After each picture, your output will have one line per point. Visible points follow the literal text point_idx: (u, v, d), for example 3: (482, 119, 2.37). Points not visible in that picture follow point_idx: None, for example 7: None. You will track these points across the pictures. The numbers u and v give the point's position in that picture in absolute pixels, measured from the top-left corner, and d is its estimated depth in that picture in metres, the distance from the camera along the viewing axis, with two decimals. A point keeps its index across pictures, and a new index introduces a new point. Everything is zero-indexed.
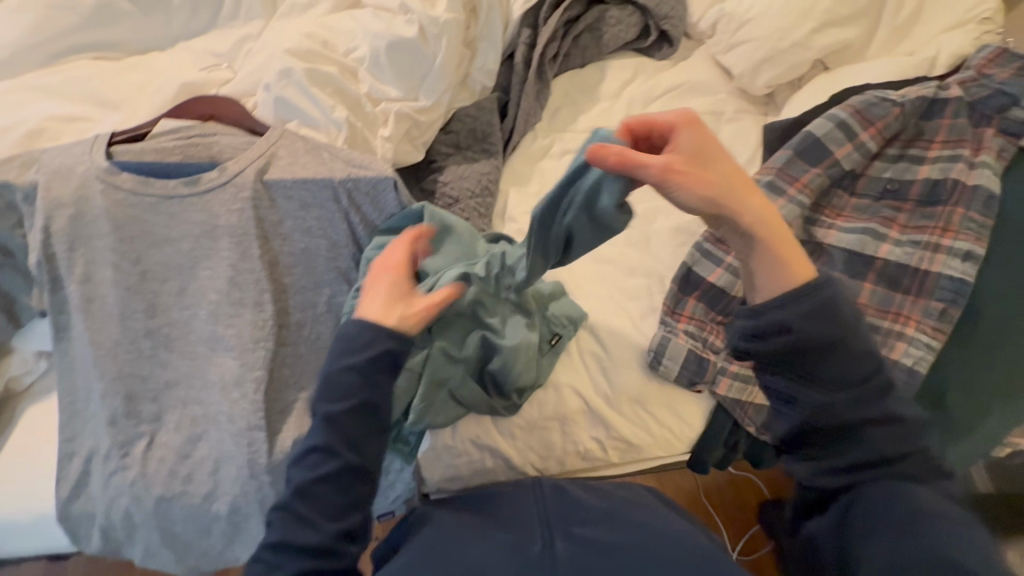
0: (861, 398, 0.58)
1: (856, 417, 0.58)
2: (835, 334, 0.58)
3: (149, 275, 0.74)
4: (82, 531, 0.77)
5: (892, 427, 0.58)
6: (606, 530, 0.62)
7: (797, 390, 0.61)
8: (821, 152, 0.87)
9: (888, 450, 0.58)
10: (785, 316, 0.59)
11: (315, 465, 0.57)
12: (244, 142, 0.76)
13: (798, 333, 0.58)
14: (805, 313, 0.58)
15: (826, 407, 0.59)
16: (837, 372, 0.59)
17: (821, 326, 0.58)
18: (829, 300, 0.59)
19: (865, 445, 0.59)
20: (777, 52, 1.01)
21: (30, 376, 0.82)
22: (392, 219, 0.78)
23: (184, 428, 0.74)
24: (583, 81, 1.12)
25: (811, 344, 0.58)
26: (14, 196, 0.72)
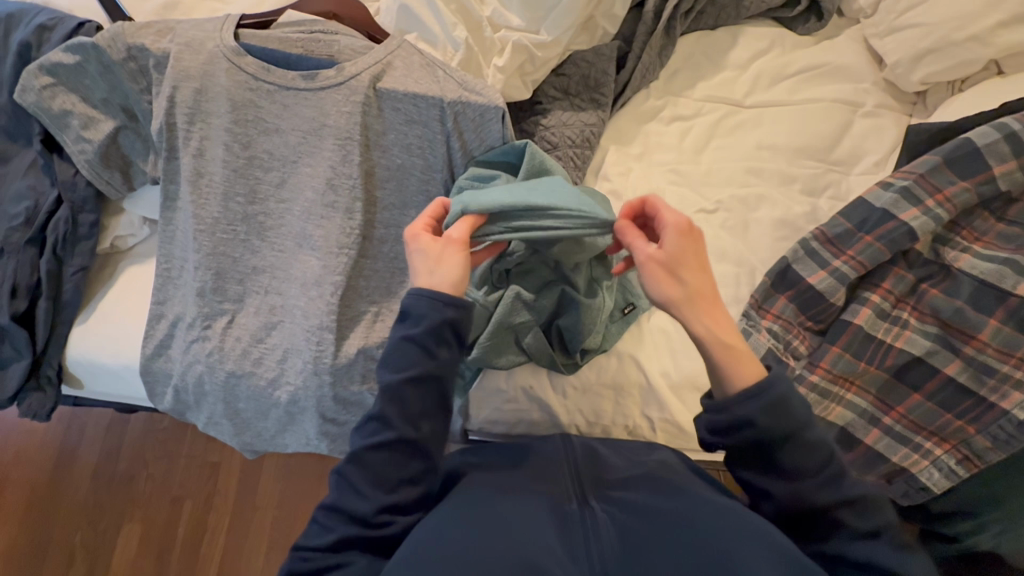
0: (822, 485, 0.55)
1: (823, 501, 0.55)
2: (789, 431, 0.55)
3: (255, 161, 0.76)
4: (158, 388, 0.83)
5: (856, 506, 0.55)
6: (644, 492, 0.60)
7: (767, 484, 0.57)
8: (975, 163, 0.76)
9: (860, 526, 0.55)
10: (747, 412, 0.55)
11: (376, 431, 0.58)
12: (363, 45, 0.76)
13: (759, 431, 0.55)
14: (762, 410, 0.55)
15: (794, 498, 0.56)
16: (794, 465, 0.55)
17: (778, 424, 0.55)
18: (784, 399, 0.55)
19: (838, 526, 0.55)
20: (947, 43, 0.88)
21: (133, 239, 0.87)
22: (492, 152, 0.76)
23: (263, 314, 0.77)
24: (712, 45, 1.03)
25: (767, 441, 0.55)
26: (146, 61, 0.75)
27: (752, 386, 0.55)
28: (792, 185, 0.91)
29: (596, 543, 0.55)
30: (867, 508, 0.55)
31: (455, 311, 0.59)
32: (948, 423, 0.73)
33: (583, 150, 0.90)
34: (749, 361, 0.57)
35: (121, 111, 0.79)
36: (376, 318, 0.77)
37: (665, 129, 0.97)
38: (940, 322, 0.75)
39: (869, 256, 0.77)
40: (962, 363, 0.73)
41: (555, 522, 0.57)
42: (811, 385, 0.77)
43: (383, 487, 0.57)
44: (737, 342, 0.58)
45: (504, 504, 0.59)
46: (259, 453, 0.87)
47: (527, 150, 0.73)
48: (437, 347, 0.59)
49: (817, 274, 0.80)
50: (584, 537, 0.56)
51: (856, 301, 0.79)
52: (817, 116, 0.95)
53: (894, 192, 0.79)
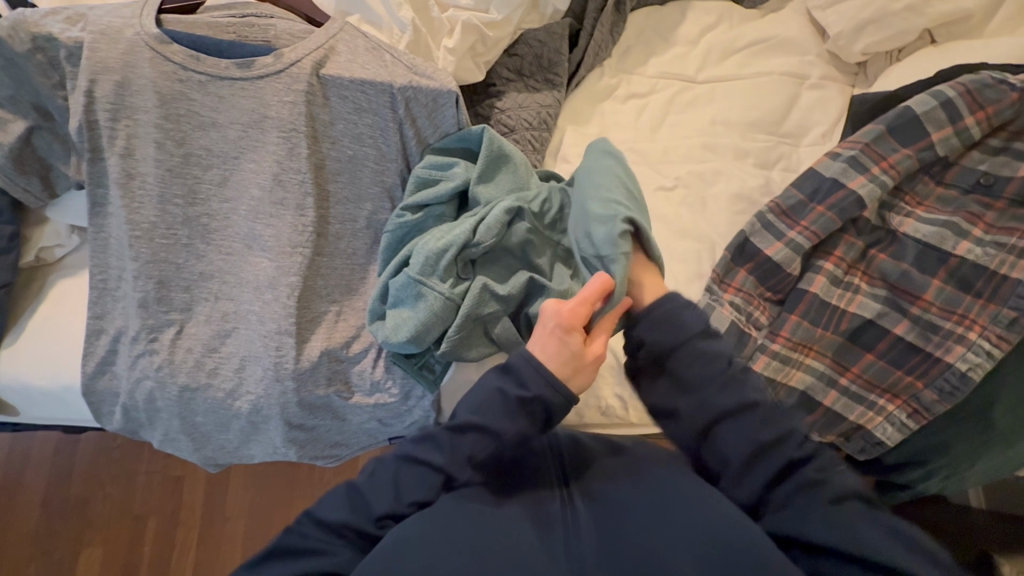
0: (720, 389, 0.56)
1: (723, 406, 0.55)
2: (682, 336, 0.57)
3: (192, 159, 0.71)
4: (106, 409, 0.78)
5: (753, 414, 0.55)
6: (634, 487, 0.55)
7: (676, 400, 0.58)
8: (916, 130, 0.79)
9: (764, 436, 0.54)
10: (643, 327, 0.59)
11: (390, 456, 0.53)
12: (301, 29, 0.71)
13: (652, 340, 0.58)
14: (656, 319, 0.59)
15: (702, 408, 0.56)
16: (690, 375, 0.57)
17: (670, 330, 0.58)
18: (673, 311, 0.59)
19: (743, 438, 0.54)
20: (885, 14, 0.91)
21: (61, 250, 0.80)
22: (447, 139, 0.74)
23: (214, 322, 0.73)
24: (661, 21, 1.03)
25: (662, 350, 0.58)
26: (57, 52, 0.67)
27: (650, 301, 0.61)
28: (746, 159, 0.93)
29: (575, 542, 0.50)
30: (767, 419, 0.55)
31: (552, 392, 0.55)
32: (899, 380, 0.77)
33: (540, 131, 0.89)
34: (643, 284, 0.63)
35: (32, 109, 0.71)
36: (339, 318, 0.74)
37: (620, 108, 0.97)
38: (888, 285, 0.79)
39: (822, 226, 0.79)
40: (910, 322, 0.77)
41: (530, 522, 0.52)
42: (773, 353, 0.79)
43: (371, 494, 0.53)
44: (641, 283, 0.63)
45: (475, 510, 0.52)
46: (223, 467, 0.83)
47: (484, 135, 0.71)
48: (518, 412, 0.55)
49: (774, 247, 0.81)
50: (564, 534, 0.51)
51: (811, 270, 0.81)
52: (766, 89, 0.96)
53: (842, 162, 0.81)
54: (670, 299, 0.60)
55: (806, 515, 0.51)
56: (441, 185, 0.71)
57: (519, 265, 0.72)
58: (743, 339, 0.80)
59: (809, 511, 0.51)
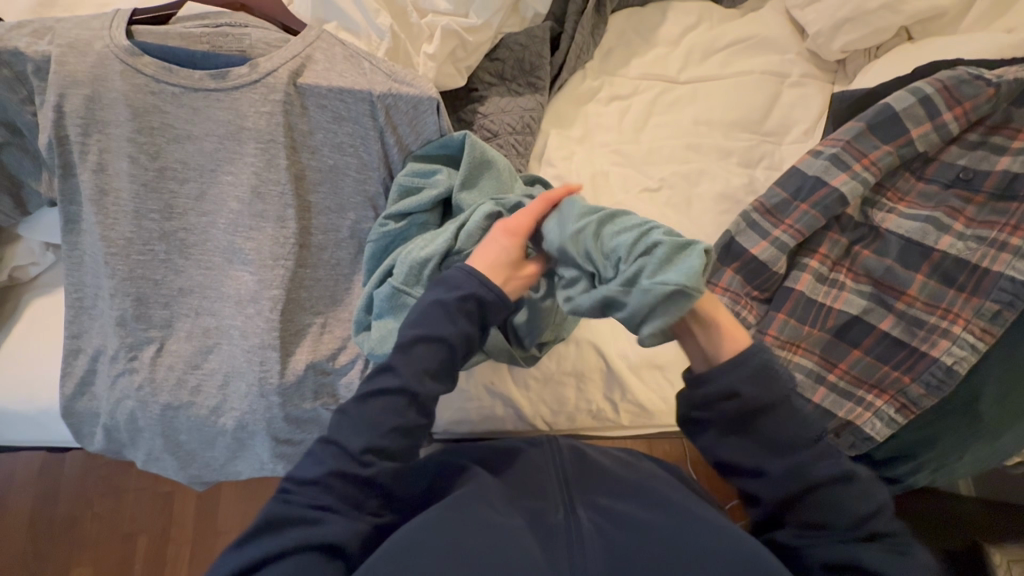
0: (814, 457, 0.50)
1: (818, 476, 0.50)
2: (776, 396, 0.51)
3: (167, 172, 0.69)
4: (86, 430, 0.76)
5: (849, 485, 0.50)
6: (636, 505, 0.57)
7: (763, 460, 0.51)
8: (895, 127, 0.80)
9: (857, 507, 0.49)
10: (732, 380, 0.51)
11: (399, 411, 0.53)
12: (277, 37, 0.70)
13: (744, 398, 0.50)
14: (748, 375, 0.50)
15: (796, 474, 0.50)
16: (782, 436, 0.51)
17: (765, 390, 0.50)
18: (768, 367, 0.51)
19: (834, 509, 0.49)
20: (861, 12, 0.91)
21: (36, 269, 0.78)
22: (429, 145, 0.73)
23: (196, 338, 0.71)
24: (641, 22, 1.03)
25: (754, 409, 0.51)
26: (24, 67, 0.66)
27: (737, 356, 0.51)
28: (730, 158, 0.93)
29: (580, 556, 0.52)
30: (860, 489, 0.50)
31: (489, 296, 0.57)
32: (887, 375, 0.77)
33: (524, 136, 0.88)
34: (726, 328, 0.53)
35: None
36: (324, 330, 0.73)
37: (604, 110, 0.96)
38: (873, 281, 0.80)
39: (806, 224, 0.80)
40: (896, 317, 0.78)
41: (535, 535, 0.54)
42: None
43: (383, 455, 0.52)
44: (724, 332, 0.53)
45: (478, 520, 0.54)
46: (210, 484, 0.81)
47: (466, 141, 0.71)
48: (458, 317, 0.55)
49: (760, 245, 0.81)
50: (570, 551, 0.52)
51: (797, 267, 0.82)
52: (748, 88, 0.97)
53: (825, 159, 0.81)
54: (764, 350, 0.52)
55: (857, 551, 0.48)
56: (424, 194, 0.70)
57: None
58: None
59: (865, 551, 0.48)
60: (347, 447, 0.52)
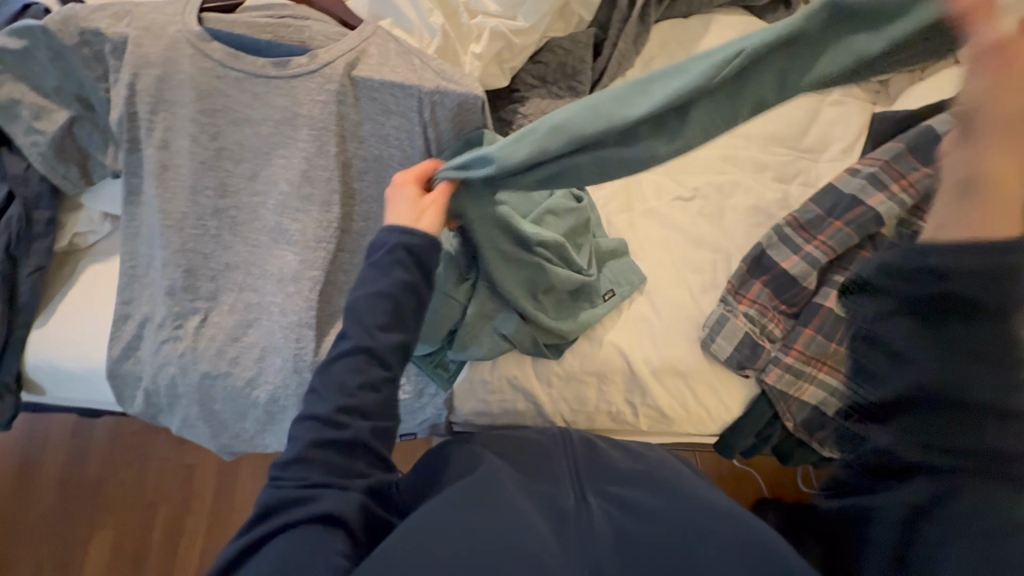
0: (998, 359, 0.41)
1: (981, 391, 0.42)
2: (954, 276, 0.41)
3: (224, 152, 0.73)
4: (128, 392, 0.80)
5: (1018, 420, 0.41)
6: (643, 493, 0.60)
7: (912, 345, 0.46)
8: (937, 149, 0.79)
9: (1007, 441, 0.42)
10: (938, 256, 0.42)
11: (361, 369, 0.56)
12: (336, 31, 0.73)
13: (943, 275, 0.42)
14: (957, 250, 0.41)
15: (948, 373, 0.43)
16: (967, 327, 0.42)
17: (978, 276, 0.40)
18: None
19: (974, 431, 0.43)
20: None
21: (94, 236, 0.83)
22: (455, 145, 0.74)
23: (238, 311, 0.75)
24: (684, 33, 1.04)
25: (942, 287, 0.42)
26: (102, 46, 0.70)
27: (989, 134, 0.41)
28: (765, 172, 0.93)
29: (590, 539, 0.53)
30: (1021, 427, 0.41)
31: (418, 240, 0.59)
32: None
33: None
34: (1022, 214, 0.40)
35: (75, 100, 0.74)
36: None
37: None
38: None
39: (840, 241, 0.79)
40: None
41: (549, 521, 0.56)
42: (786, 366, 0.80)
43: (357, 416, 0.55)
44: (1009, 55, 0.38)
45: (495, 504, 0.56)
46: (238, 454, 0.84)
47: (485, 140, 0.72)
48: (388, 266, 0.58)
49: (790, 260, 0.81)
50: (582, 537, 0.54)
51: (827, 285, 0.81)
52: (788, 104, 0.97)
53: (861, 178, 0.81)
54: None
55: (952, 493, 0.45)
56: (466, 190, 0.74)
57: (536, 276, 0.74)
58: (757, 351, 0.80)
59: (963, 495, 0.45)
60: (319, 414, 0.55)
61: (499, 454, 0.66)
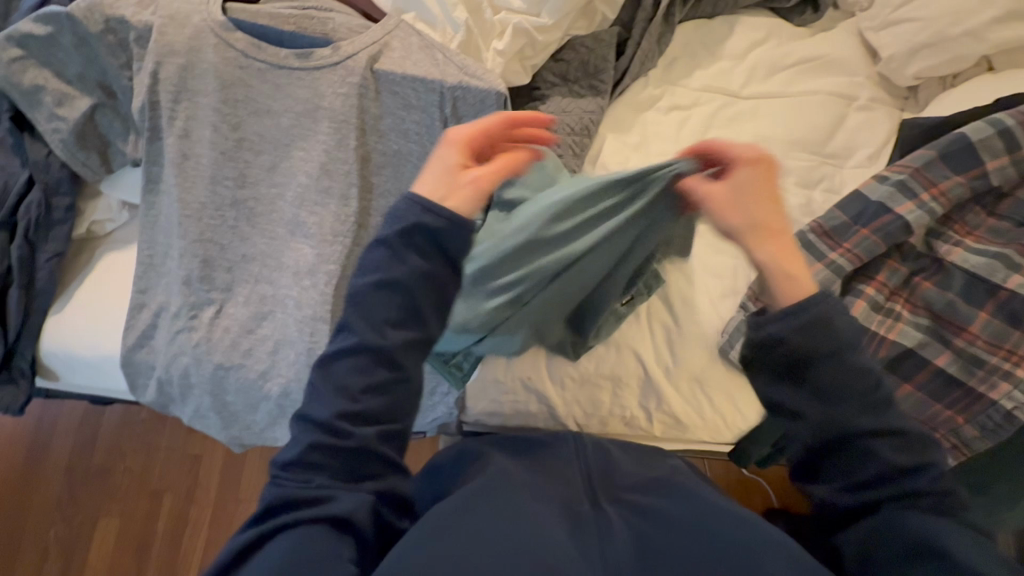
0: (869, 405, 0.50)
1: (861, 428, 0.49)
2: (831, 347, 0.50)
3: (244, 143, 0.73)
4: (140, 381, 0.79)
5: (897, 440, 0.49)
6: (658, 497, 0.59)
7: (800, 405, 0.51)
8: (971, 157, 0.77)
9: (904, 462, 0.49)
10: (782, 329, 0.51)
11: (364, 371, 0.47)
12: (359, 24, 0.73)
13: (790, 345, 0.51)
14: (801, 325, 0.51)
15: (831, 424, 0.50)
16: (837, 384, 0.50)
17: (817, 339, 0.50)
18: (829, 317, 0.51)
19: (870, 460, 0.49)
20: (941, 39, 0.88)
21: (112, 224, 0.83)
22: None
23: (252, 304, 0.74)
24: (708, 35, 1.02)
25: (803, 356, 0.51)
26: (127, 34, 0.70)
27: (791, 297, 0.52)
28: (788, 177, 0.91)
29: (608, 545, 0.52)
30: (910, 443, 0.49)
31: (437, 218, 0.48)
32: (938, 414, 0.75)
33: (581, 138, 0.88)
34: (803, 270, 0.53)
35: (98, 88, 0.74)
36: None
37: (663, 119, 0.96)
38: (931, 313, 0.77)
39: (865, 249, 0.78)
40: (953, 354, 0.75)
41: (566, 524, 0.55)
42: None
43: (363, 423, 0.47)
44: (744, 203, 0.54)
45: (507, 509, 0.55)
46: (247, 447, 0.84)
47: None
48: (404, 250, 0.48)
49: (813, 267, 0.78)
50: (599, 538, 0.53)
51: (851, 293, 0.79)
52: (813, 109, 0.95)
53: (890, 185, 0.79)
54: (823, 298, 0.51)
55: (898, 520, 0.47)
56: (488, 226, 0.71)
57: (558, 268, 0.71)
58: None
59: (900, 514, 0.48)
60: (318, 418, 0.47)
61: (510, 456, 0.66)
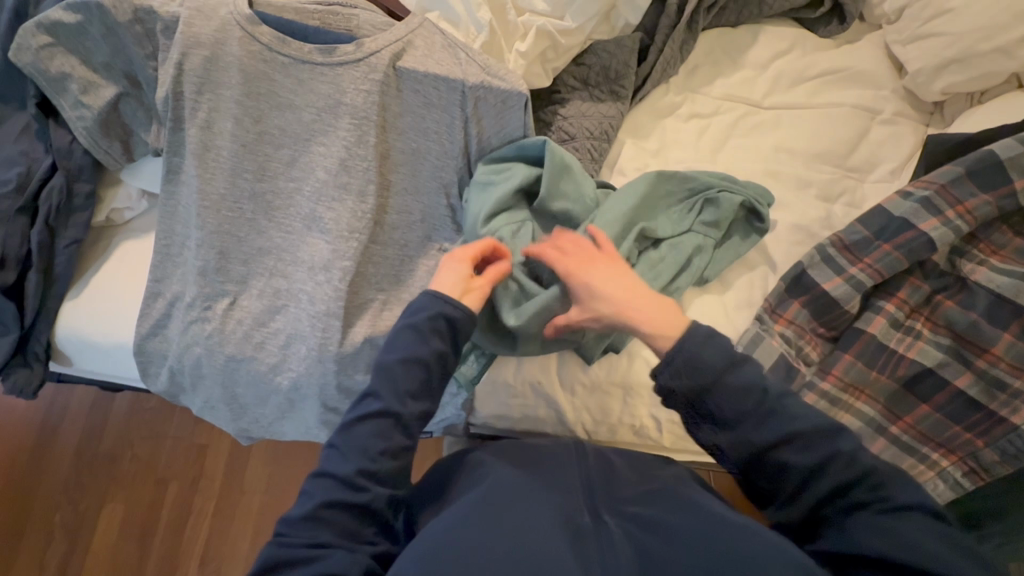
0: (760, 417, 0.52)
1: (766, 440, 0.52)
2: (704, 381, 0.54)
3: (265, 136, 0.73)
4: (152, 369, 0.80)
5: (798, 442, 0.51)
6: (661, 510, 0.57)
7: (718, 440, 0.54)
8: (997, 176, 0.76)
9: (809, 462, 0.51)
10: (671, 379, 0.55)
11: (383, 435, 0.55)
12: (383, 21, 0.73)
13: (684, 392, 0.55)
14: (681, 368, 0.55)
15: (742, 446, 0.53)
16: (733, 411, 0.53)
17: (699, 376, 0.54)
18: (690, 357, 0.55)
19: (788, 471, 0.52)
20: (971, 54, 0.87)
21: (130, 213, 0.84)
22: (505, 147, 0.74)
23: (266, 297, 0.74)
24: (731, 43, 1.01)
25: (693, 397, 0.55)
26: (154, 25, 0.71)
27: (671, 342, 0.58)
28: (809, 189, 0.90)
29: (610, 559, 0.52)
30: (813, 441, 0.51)
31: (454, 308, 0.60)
32: (957, 436, 0.73)
33: (601, 142, 0.89)
34: (668, 308, 0.61)
35: (124, 77, 0.75)
36: (385, 307, 0.74)
37: (683, 126, 0.95)
38: (953, 333, 0.75)
39: (887, 265, 0.76)
40: (974, 376, 0.73)
41: (566, 535, 0.54)
42: (822, 393, 0.76)
43: (373, 482, 0.53)
44: (610, 283, 0.63)
45: (505, 521, 0.54)
46: (255, 440, 0.84)
47: (546, 147, 0.72)
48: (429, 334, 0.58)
49: (833, 282, 0.78)
50: (599, 549, 0.53)
51: (870, 309, 0.78)
52: (836, 121, 0.93)
53: (915, 201, 0.77)
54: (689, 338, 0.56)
55: (852, 533, 0.48)
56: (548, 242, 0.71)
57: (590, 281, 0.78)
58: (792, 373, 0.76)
59: (853, 524, 0.49)
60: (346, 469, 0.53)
61: (506, 462, 0.64)
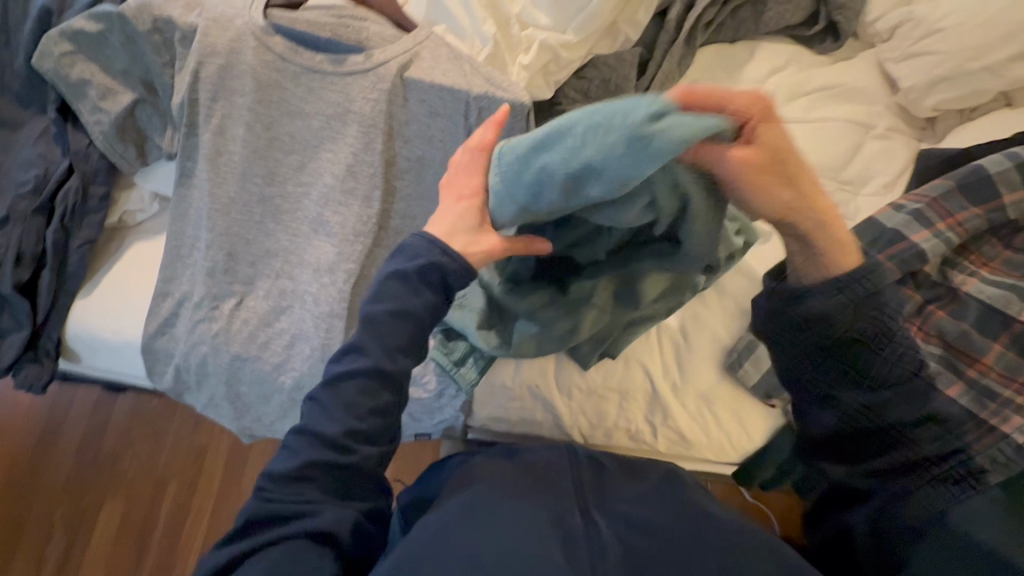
0: (904, 395, 0.68)
1: (897, 417, 0.69)
2: (877, 328, 0.67)
3: (276, 142, 0.75)
4: (158, 367, 0.81)
5: (942, 428, 0.68)
6: (649, 508, 0.59)
7: (833, 392, 0.70)
8: (985, 190, 0.75)
9: (936, 449, 0.68)
10: (823, 304, 0.65)
11: (371, 394, 0.54)
12: (392, 33, 0.75)
13: (831, 322, 0.66)
14: (843, 305, 0.65)
15: (876, 412, 0.69)
16: (874, 370, 0.68)
17: (847, 319, 0.66)
18: (855, 287, 0.65)
19: (909, 446, 0.69)
20: (961, 72, 0.89)
21: (142, 215, 0.86)
22: None
23: (272, 297, 0.76)
24: (729, 58, 1.04)
25: (867, 336, 0.67)
26: (172, 34, 0.74)
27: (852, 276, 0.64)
28: None
29: (598, 556, 0.54)
30: (948, 427, 0.67)
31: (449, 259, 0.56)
32: None
33: None
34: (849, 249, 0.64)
35: (141, 84, 0.78)
36: None
37: None
38: (944, 343, 0.72)
39: None
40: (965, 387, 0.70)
41: (556, 533, 0.56)
42: None
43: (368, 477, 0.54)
44: (771, 192, 0.51)
45: (496, 520, 0.56)
46: (257, 438, 0.85)
47: None
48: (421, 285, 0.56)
49: None
50: (588, 552, 0.54)
51: None
52: (831, 135, 0.96)
53: (905, 214, 0.76)
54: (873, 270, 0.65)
55: (941, 495, 0.67)
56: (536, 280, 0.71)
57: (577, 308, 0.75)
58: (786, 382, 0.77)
59: (930, 493, 0.67)
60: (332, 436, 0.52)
61: (503, 458, 0.66)
